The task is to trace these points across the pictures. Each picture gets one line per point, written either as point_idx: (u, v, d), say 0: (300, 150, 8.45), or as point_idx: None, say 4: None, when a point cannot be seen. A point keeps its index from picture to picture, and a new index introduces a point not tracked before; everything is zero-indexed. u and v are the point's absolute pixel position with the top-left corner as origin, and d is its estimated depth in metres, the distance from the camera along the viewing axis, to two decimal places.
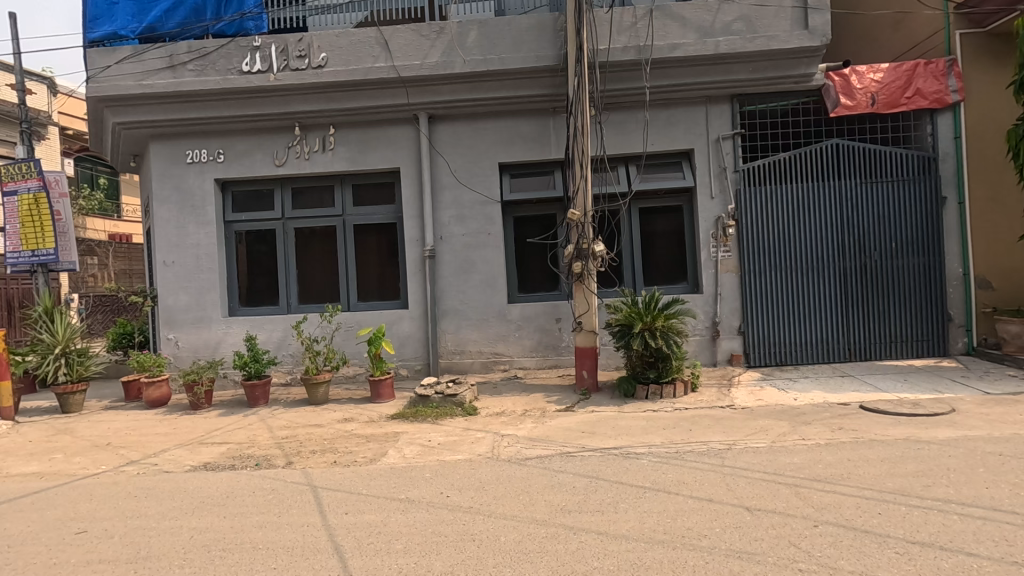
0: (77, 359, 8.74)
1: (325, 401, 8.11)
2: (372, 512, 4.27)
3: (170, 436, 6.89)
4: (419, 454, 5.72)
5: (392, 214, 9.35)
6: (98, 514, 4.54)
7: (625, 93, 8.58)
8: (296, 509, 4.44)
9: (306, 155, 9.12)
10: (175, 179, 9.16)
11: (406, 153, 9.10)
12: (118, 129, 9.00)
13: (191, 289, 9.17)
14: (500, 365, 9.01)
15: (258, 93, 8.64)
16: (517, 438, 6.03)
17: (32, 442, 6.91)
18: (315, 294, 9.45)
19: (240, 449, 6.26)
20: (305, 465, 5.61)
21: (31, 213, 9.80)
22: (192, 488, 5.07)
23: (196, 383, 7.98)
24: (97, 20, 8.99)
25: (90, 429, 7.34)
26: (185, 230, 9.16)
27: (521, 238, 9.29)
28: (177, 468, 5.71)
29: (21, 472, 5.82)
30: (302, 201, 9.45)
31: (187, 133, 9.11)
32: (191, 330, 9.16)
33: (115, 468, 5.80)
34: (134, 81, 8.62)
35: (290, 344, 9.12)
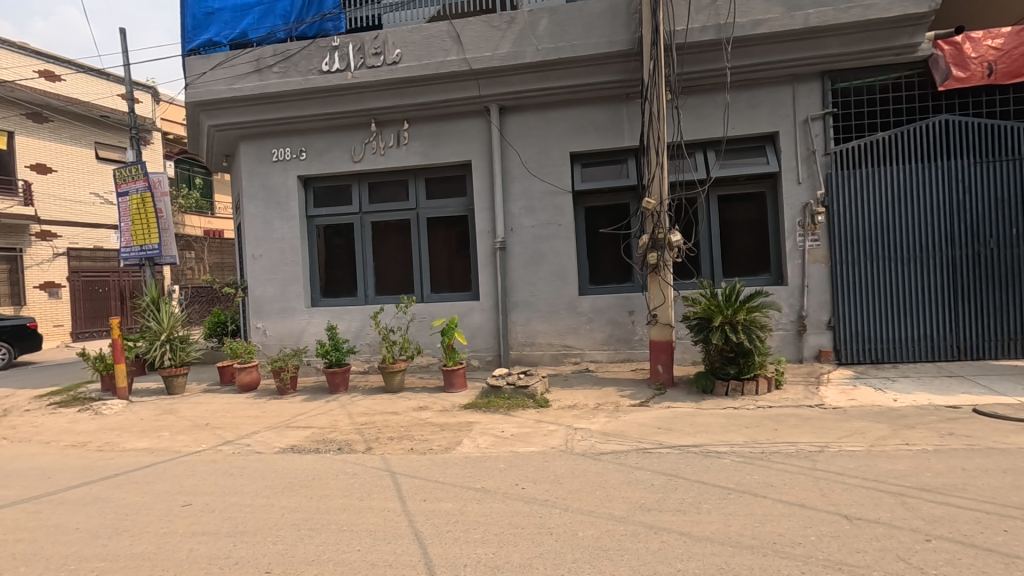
0: (179, 345, 9.52)
1: (400, 389, 8.35)
2: (449, 500, 4.34)
3: (260, 419, 7.35)
4: (492, 444, 5.75)
5: (463, 206, 9.45)
6: (201, 489, 4.90)
7: (703, 76, 8.18)
8: (377, 493, 4.58)
9: (381, 150, 9.37)
10: (263, 177, 9.70)
11: (477, 145, 9.15)
12: (213, 131, 9.65)
13: (277, 281, 9.71)
14: (571, 358, 8.91)
15: (337, 91, 8.96)
16: (590, 432, 5.93)
17: (143, 420, 7.59)
18: (390, 286, 9.74)
19: (323, 433, 6.57)
20: (383, 451, 5.79)
21: (139, 212, 10.75)
22: (281, 468, 5.37)
23: (282, 370, 8.46)
24: (194, 30, 9.68)
25: (191, 410, 7.95)
26: (271, 225, 9.69)
27: (592, 229, 9.13)
28: (268, 449, 6.07)
29: (135, 447, 6.39)
30: (377, 195, 9.73)
31: (273, 132, 9.62)
32: (278, 319, 9.71)
33: (214, 446, 6.25)
34: (225, 85, 9.19)
35: (368, 334, 9.47)
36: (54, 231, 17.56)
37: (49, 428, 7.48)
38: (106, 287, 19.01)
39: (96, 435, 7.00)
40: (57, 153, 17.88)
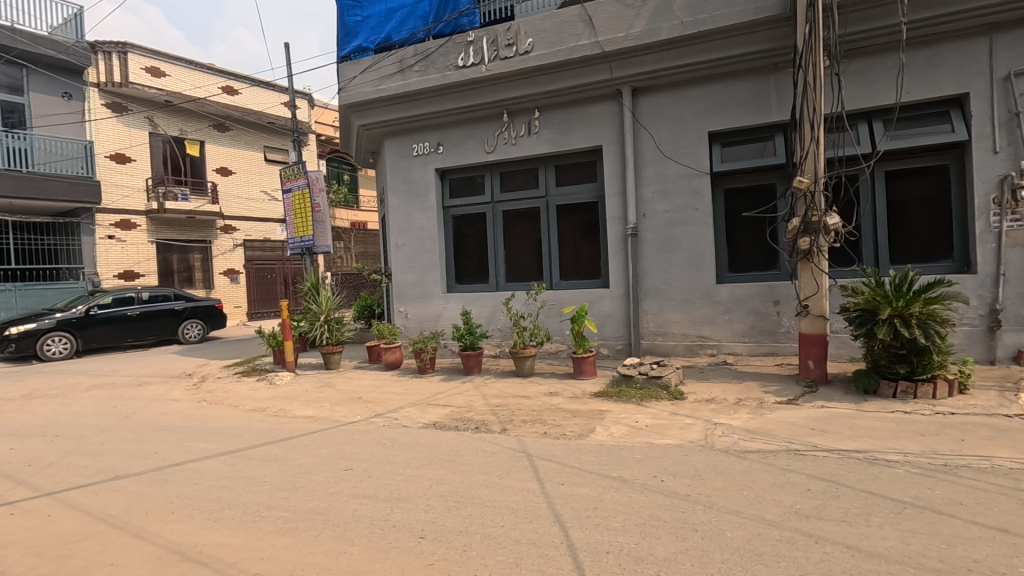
0: (335, 325, 10.60)
1: (531, 373, 8.53)
2: (586, 486, 4.35)
3: (404, 395, 7.95)
4: (626, 434, 5.66)
5: (594, 192, 9.34)
6: (359, 456, 5.42)
7: (870, 35, 7.22)
8: (516, 473, 4.73)
9: (513, 140, 9.56)
10: (404, 170, 10.40)
11: (609, 130, 8.97)
12: (362, 130, 10.53)
13: (417, 268, 10.38)
14: (706, 349, 8.48)
15: (472, 85, 9.29)
16: (732, 428, 5.60)
17: (308, 391, 8.61)
18: (521, 273, 9.96)
19: (461, 412, 6.93)
20: (518, 432, 5.97)
21: (300, 207, 12.09)
22: (426, 442, 5.77)
23: (423, 350, 9.06)
24: (346, 37, 10.59)
25: (346, 385, 8.84)
26: (412, 216, 10.37)
27: (732, 213, 8.56)
28: (413, 423, 6.55)
29: (303, 414, 7.26)
30: (509, 184, 9.96)
31: (414, 128, 10.25)
32: (418, 304, 10.40)
33: (367, 418, 6.89)
34: (373, 87, 9.97)
35: (499, 319, 9.80)
36: (234, 225, 20.41)
37: (236, 394, 8.76)
38: (273, 273, 21.70)
39: (271, 402, 8.06)
40: (235, 158, 20.69)
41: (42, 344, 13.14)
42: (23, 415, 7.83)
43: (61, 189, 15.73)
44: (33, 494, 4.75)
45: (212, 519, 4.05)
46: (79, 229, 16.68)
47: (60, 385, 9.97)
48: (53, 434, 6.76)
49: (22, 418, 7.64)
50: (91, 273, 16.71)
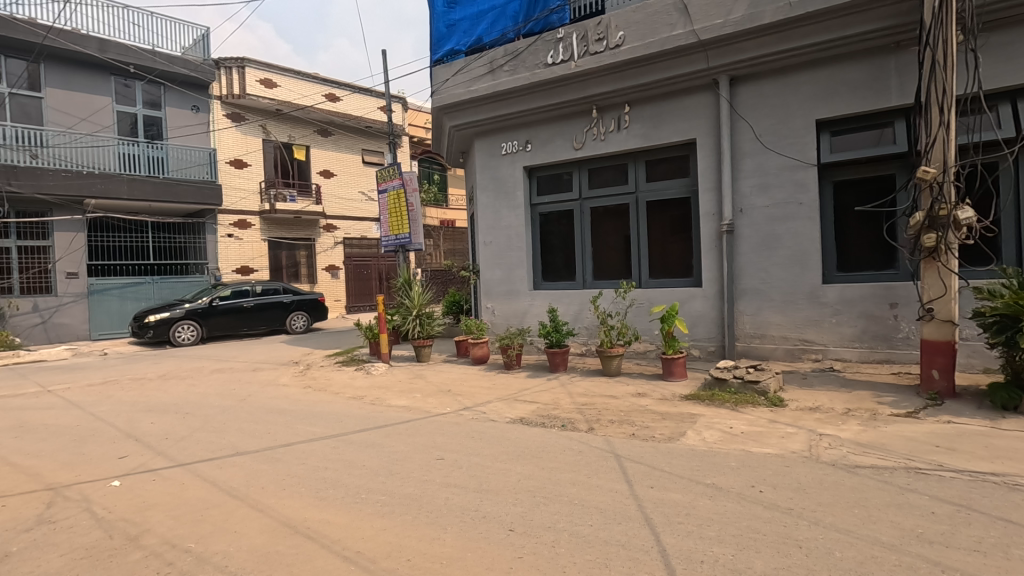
0: (426, 320, 11.02)
1: (617, 373, 8.39)
2: (678, 492, 4.22)
3: (491, 390, 8.13)
4: (720, 440, 5.41)
5: (687, 187, 9.00)
6: (450, 447, 5.60)
7: (1014, 4, 6.39)
8: (604, 473, 4.68)
9: (602, 136, 9.43)
10: (493, 169, 10.60)
11: (704, 122, 8.61)
12: (453, 131, 10.86)
13: (504, 265, 10.55)
14: (809, 353, 7.92)
15: (561, 82, 9.27)
16: (840, 440, 5.19)
17: (401, 381, 9.03)
18: (608, 270, 9.82)
19: (547, 409, 6.96)
20: (605, 432, 5.90)
21: (395, 206, 12.68)
22: (513, 437, 5.86)
23: (509, 347, 9.18)
24: (440, 41, 10.93)
25: (436, 377, 9.17)
26: (500, 214, 10.55)
27: (842, 207, 7.90)
28: (500, 418, 6.67)
29: (397, 404, 7.63)
30: (597, 181, 9.84)
31: (503, 127, 10.41)
32: (505, 300, 10.57)
33: (456, 410, 7.11)
34: (464, 88, 10.26)
35: (585, 317, 9.73)
36: (334, 224, 21.82)
37: (337, 382, 9.40)
38: (368, 269, 23.00)
39: (368, 391, 8.55)
40: (336, 161, 22.08)
41: (174, 331, 14.80)
42: (161, 393, 8.87)
43: (190, 193, 17.54)
44: (170, 463, 5.36)
45: (319, 498, 4.37)
46: (204, 228, 18.54)
47: (189, 368, 11.20)
48: (185, 411, 7.60)
49: (160, 396, 8.66)
50: (214, 268, 18.54)
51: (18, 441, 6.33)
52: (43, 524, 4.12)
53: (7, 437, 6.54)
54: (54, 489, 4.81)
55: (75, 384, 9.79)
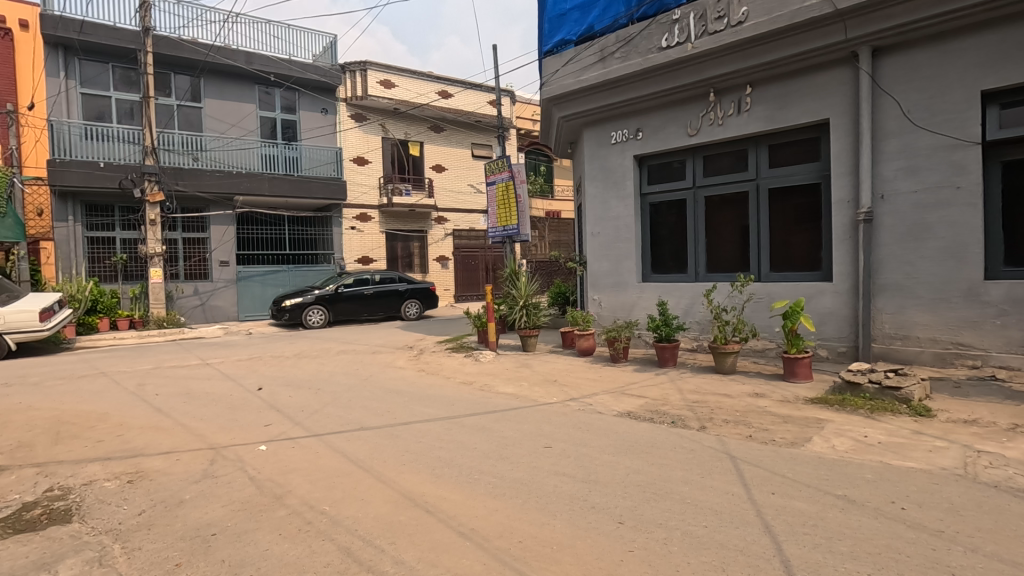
0: (533, 310, 11.19)
1: (732, 371, 7.96)
2: (803, 500, 3.93)
3: (597, 382, 8.09)
4: (852, 449, 4.95)
5: (817, 173, 8.26)
6: (557, 436, 5.66)
7: None
8: (718, 474, 4.48)
9: (720, 120, 8.93)
10: (602, 159, 10.46)
11: (839, 100, 7.85)
12: (562, 122, 10.86)
13: (611, 257, 10.39)
14: (965, 359, 6.97)
15: (676, 65, 8.88)
16: (1003, 459, 4.53)
17: (508, 370, 9.26)
18: (723, 263, 9.32)
19: (655, 405, 6.78)
20: (718, 432, 5.63)
21: (504, 198, 12.93)
22: (621, 431, 5.78)
23: (616, 340, 9.06)
24: (550, 33, 10.89)
25: (541, 367, 9.29)
26: (608, 204, 10.39)
27: (1012, 190, 6.84)
28: (607, 411, 6.62)
29: (505, 391, 7.85)
30: (713, 168, 9.33)
31: (613, 116, 10.23)
32: (612, 292, 10.43)
33: (562, 400, 7.16)
34: (574, 78, 10.20)
35: (697, 312, 9.32)
36: (445, 216, 22.78)
37: (448, 367, 9.87)
38: (476, 260, 23.78)
39: (477, 377, 8.89)
40: (448, 156, 22.99)
41: (306, 315, 16.33)
42: (296, 370, 9.88)
43: (320, 189, 19.20)
44: (306, 433, 5.96)
45: (435, 475, 4.63)
46: (331, 221, 20.19)
47: (318, 348, 12.34)
48: (316, 387, 8.40)
49: (295, 372, 9.65)
50: (339, 258, 20.19)
51: (187, 406, 7.39)
52: (209, 479, 4.78)
53: (178, 402, 7.65)
54: (215, 449, 5.56)
55: (228, 359, 11.19)
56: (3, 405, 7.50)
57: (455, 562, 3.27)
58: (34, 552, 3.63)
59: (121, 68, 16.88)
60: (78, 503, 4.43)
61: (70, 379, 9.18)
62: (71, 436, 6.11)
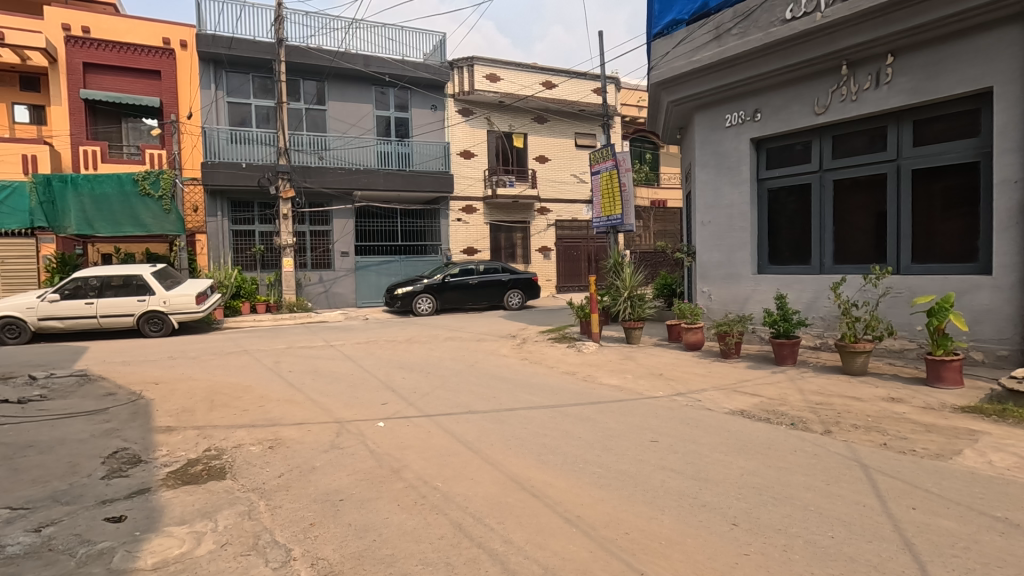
0: (637, 302, 10.94)
1: (862, 373, 7.25)
2: (952, 519, 3.50)
3: (707, 378, 7.74)
4: (1014, 466, 4.32)
5: (974, 150, 7.23)
6: (665, 431, 5.50)
7: None
8: (847, 483, 4.11)
9: (853, 96, 8.11)
10: (715, 143, 9.94)
11: (1005, 65, 6.81)
12: (672, 106, 10.47)
13: (723, 247, 9.86)
14: None
15: (802, 38, 8.15)
16: None
17: (612, 361, 9.15)
18: (853, 254, 8.50)
19: (772, 404, 6.36)
20: (846, 438, 5.15)
21: (608, 187, 12.70)
22: (734, 430, 5.49)
23: (727, 334, 8.59)
24: (660, 13, 10.44)
25: (646, 360, 9.07)
26: (721, 191, 9.86)
27: None
28: (717, 408, 6.32)
29: (610, 382, 7.76)
30: (843, 149, 8.50)
31: (728, 97, 9.67)
32: (723, 284, 9.90)
33: (669, 395, 6.94)
34: (686, 60, 9.76)
35: (822, 306, 8.57)
36: (548, 207, 22.87)
37: (551, 356, 9.97)
38: (578, 251, 23.65)
39: (580, 367, 8.88)
40: (551, 146, 23.00)
41: (416, 302, 17.21)
42: (408, 354, 10.48)
43: (429, 182, 20.09)
44: (419, 413, 6.32)
45: (540, 461, 4.71)
46: (439, 214, 21.05)
47: (428, 334, 12.99)
48: (427, 371, 8.86)
49: (408, 356, 10.26)
50: (446, 249, 21.04)
51: (315, 382, 8.13)
52: (336, 449, 5.25)
53: (308, 378, 8.46)
54: (340, 423, 6.07)
55: (348, 342, 12.13)
56: (172, 374, 8.77)
57: (561, 547, 3.31)
58: (198, 502, 4.22)
59: (260, 78, 18.73)
60: (230, 463, 5.06)
61: (220, 355, 10.46)
62: (223, 404, 6.98)
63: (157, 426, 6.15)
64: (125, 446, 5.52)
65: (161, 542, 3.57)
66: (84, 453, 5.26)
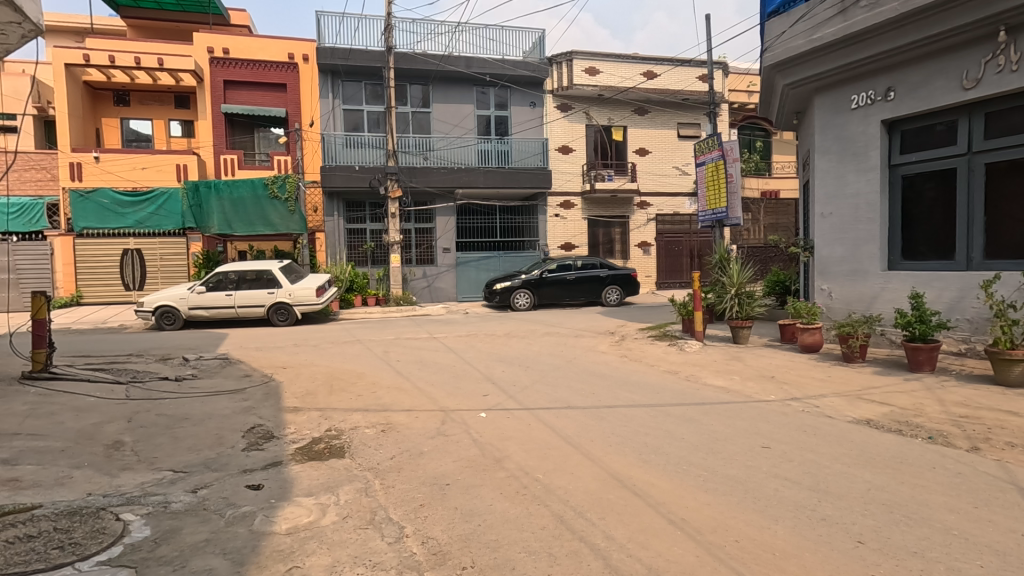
0: (746, 300, 10.34)
1: (1020, 385, 6.34)
2: None
3: (825, 382, 7.14)
4: None
5: None
6: (778, 437, 5.17)
7: None
8: (1000, 508, 3.62)
9: (1013, 66, 7.08)
10: (839, 127, 9.14)
11: None
12: (788, 89, 9.77)
13: (847, 240, 9.04)
14: None
15: (948, 4, 7.23)
16: None
17: (717, 362, 8.72)
18: (1011, 247, 7.41)
19: (906, 415, 5.73)
20: (999, 457, 4.53)
21: (714, 178, 12.09)
22: (859, 440, 5.03)
23: (850, 336, 7.89)
24: None
25: (756, 361, 8.54)
26: (844, 179, 9.05)
27: None
28: (839, 416, 5.81)
29: (715, 383, 7.41)
30: (999, 127, 7.44)
31: (854, 76, 8.84)
32: (847, 282, 9.07)
33: (782, 399, 6.49)
34: (805, 38, 9.02)
35: (968, 308, 7.58)
36: (648, 201, 22.23)
37: (651, 354, 9.71)
38: (680, 246, 22.79)
39: (683, 367, 8.56)
40: (652, 138, 22.30)
41: (514, 298, 17.50)
42: (508, 348, 10.70)
43: (528, 179, 20.31)
44: (520, 406, 6.45)
45: (642, 460, 4.63)
46: (537, 210, 21.21)
47: (526, 329, 13.18)
48: (526, 365, 9.01)
49: (507, 350, 10.48)
50: (543, 245, 21.16)
51: (421, 372, 8.57)
52: (442, 436, 5.52)
53: (415, 368, 8.93)
54: (444, 411, 6.35)
55: (451, 334, 12.64)
56: (297, 360, 9.66)
57: (666, 548, 3.24)
58: (323, 476, 4.63)
59: (372, 85, 19.92)
60: (348, 443, 5.49)
61: (337, 344, 11.33)
62: (341, 389, 7.58)
63: (286, 406, 6.82)
64: (261, 423, 6.18)
65: (293, 510, 3.97)
66: (228, 427, 5.95)
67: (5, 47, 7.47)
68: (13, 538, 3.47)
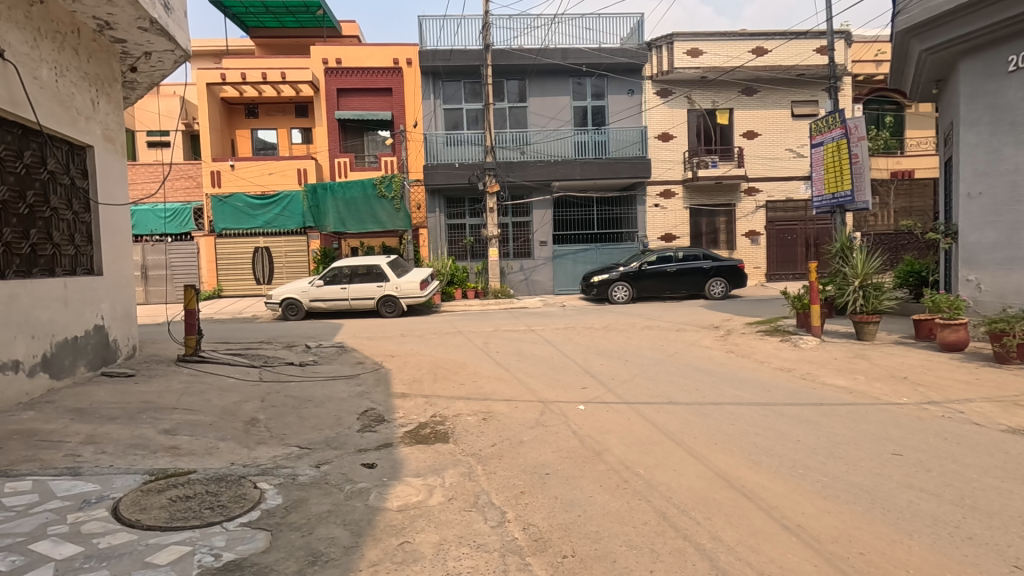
0: (873, 293, 9.37)
1: None
2: None
3: (972, 386, 6.30)
4: None
5: None
6: (911, 443, 4.66)
7: None
8: None
9: None
10: (991, 95, 8.03)
11: None
12: (925, 55, 8.71)
13: (1001, 224, 7.92)
14: None
15: None
16: None
17: (839, 360, 8.01)
18: None
19: None
20: None
21: (834, 160, 11.03)
22: (1016, 452, 4.39)
23: (1005, 334, 6.90)
24: None
25: (885, 360, 7.74)
26: (999, 154, 7.94)
27: None
28: (989, 423, 5.11)
29: (836, 383, 6.82)
30: None
31: (1010, 33, 7.70)
32: (1001, 272, 7.92)
33: (917, 402, 5.83)
34: None
35: None
36: (757, 187, 20.84)
37: (761, 350, 9.12)
38: (794, 235, 21.13)
39: (797, 365, 7.95)
40: (762, 120, 20.84)
41: (612, 290, 17.19)
42: (606, 341, 10.56)
43: (626, 169, 19.84)
44: (619, 400, 6.36)
45: (752, 461, 4.38)
46: (636, 200, 20.65)
47: (625, 323, 12.91)
48: (625, 358, 8.85)
49: (605, 343, 10.36)
50: (643, 236, 20.58)
51: (519, 363, 8.73)
52: (542, 426, 5.59)
53: (514, 359, 9.11)
54: (544, 402, 6.42)
55: (548, 327, 12.71)
56: (404, 349, 10.21)
57: (779, 554, 3.05)
58: (430, 459, 4.88)
59: (471, 83, 20.47)
60: (452, 429, 5.74)
61: (440, 335, 11.83)
62: (445, 377, 7.93)
63: (395, 392, 7.26)
64: (373, 406, 6.63)
65: (403, 489, 4.23)
66: (345, 409, 6.46)
67: (161, 72, 8.57)
68: (176, 497, 4.02)
